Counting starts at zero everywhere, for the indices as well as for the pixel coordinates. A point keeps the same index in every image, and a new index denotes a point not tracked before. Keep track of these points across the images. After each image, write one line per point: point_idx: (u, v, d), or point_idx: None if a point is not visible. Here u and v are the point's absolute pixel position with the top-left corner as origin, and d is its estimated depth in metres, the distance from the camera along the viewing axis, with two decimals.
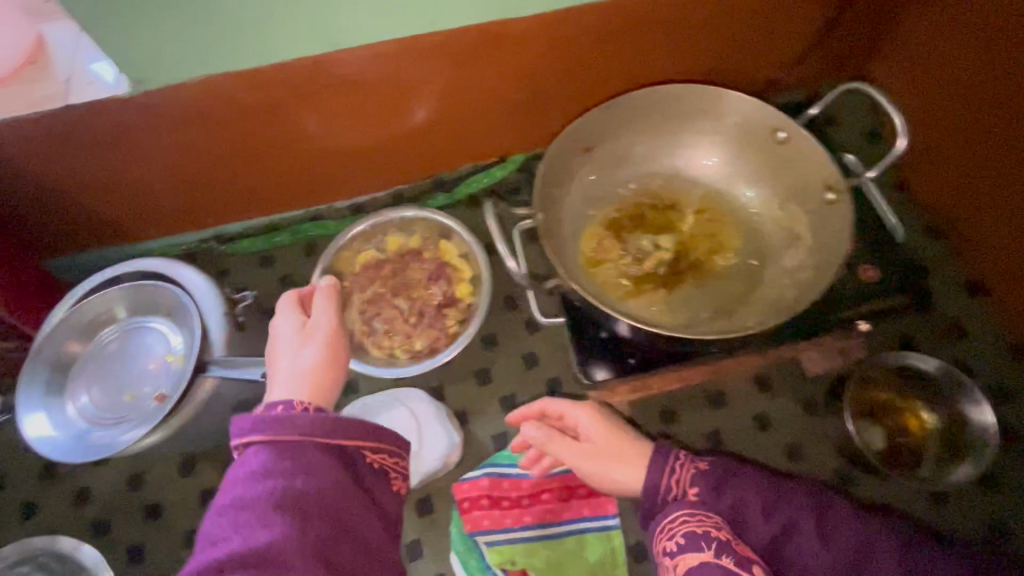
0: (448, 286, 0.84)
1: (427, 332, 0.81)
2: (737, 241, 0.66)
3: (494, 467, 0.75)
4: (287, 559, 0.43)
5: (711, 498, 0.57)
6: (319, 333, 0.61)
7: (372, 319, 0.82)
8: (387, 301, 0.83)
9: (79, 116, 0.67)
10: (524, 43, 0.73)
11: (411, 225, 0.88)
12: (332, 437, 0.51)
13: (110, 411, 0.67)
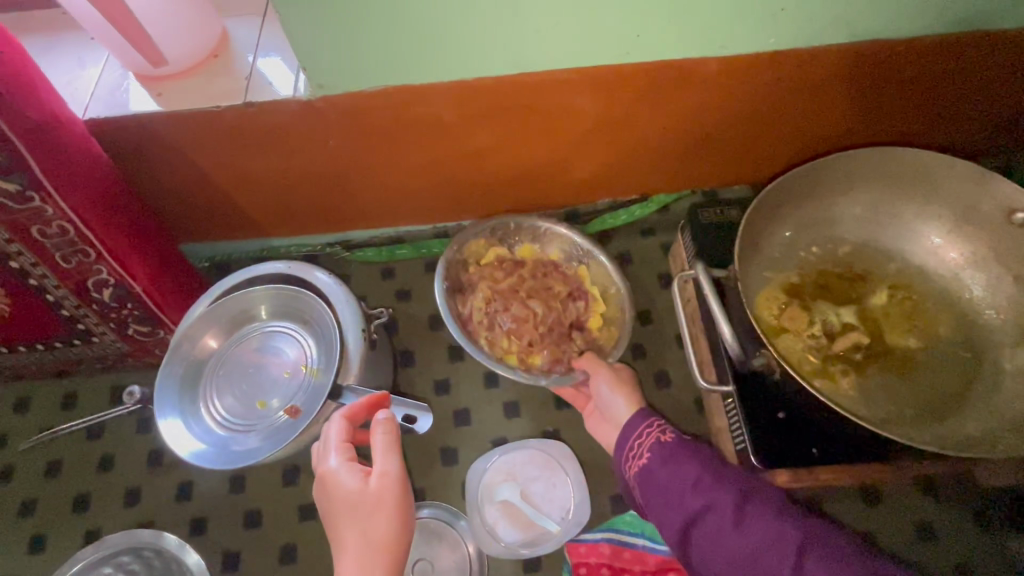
0: (585, 309, 0.76)
1: (551, 348, 0.72)
2: (949, 331, 0.57)
3: (615, 533, 0.70)
4: None
5: (658, 468, 0.57)
6: (378, 496, 0.49)
7: (496, 312, 0.74)
8: (515, 300, 0.75)
9: (252, 114, 0.66)
10: (715, 83, 0.68)
11: (547, 239, 0.82)
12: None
13: (242, 416, 0.66)
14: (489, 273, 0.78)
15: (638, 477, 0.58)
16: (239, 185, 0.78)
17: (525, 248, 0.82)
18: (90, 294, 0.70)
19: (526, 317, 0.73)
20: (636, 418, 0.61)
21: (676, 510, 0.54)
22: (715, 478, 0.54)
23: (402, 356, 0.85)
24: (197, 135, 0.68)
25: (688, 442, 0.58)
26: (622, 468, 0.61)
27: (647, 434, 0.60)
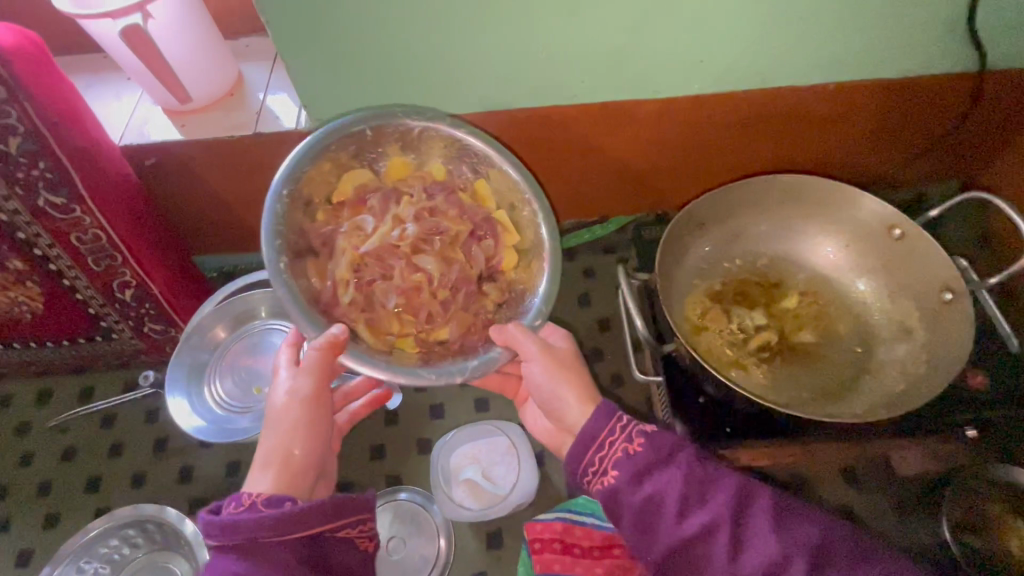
0: (495, 248, 0.67)
1: (458, 317, 0.64)
2: (846, 329, 0.67)
3: (568, 513, 0.77)
4: None
5: (629, 488, 0.54)
6: (290, 400, 0.61)
7: (370, 276, 0.63)
8: (395, 260, 0.63)
9: (261, 142, 0.78)
10: (653, 121, 0.80)
11: (426, 147, 0.69)
12: (290, 531, 0.52)
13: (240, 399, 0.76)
14: (352, 228, 0.65)
15: (607, 494, 0.56)
16: (246, 203, 0.89)
17: (396, 165, 0.69)
18: (114, 294, 0.81)
19: (411, 276, 0.63)
20: (599, 421, 0.58)
21: (667, 530, 0.52)
22: (699, 484, 0.53)
23: None
24: (213, 159, 0.80)
25: (659, 443, 0.56)
26: (577, 468, 0.59)
27: (603, 441, 0.57)
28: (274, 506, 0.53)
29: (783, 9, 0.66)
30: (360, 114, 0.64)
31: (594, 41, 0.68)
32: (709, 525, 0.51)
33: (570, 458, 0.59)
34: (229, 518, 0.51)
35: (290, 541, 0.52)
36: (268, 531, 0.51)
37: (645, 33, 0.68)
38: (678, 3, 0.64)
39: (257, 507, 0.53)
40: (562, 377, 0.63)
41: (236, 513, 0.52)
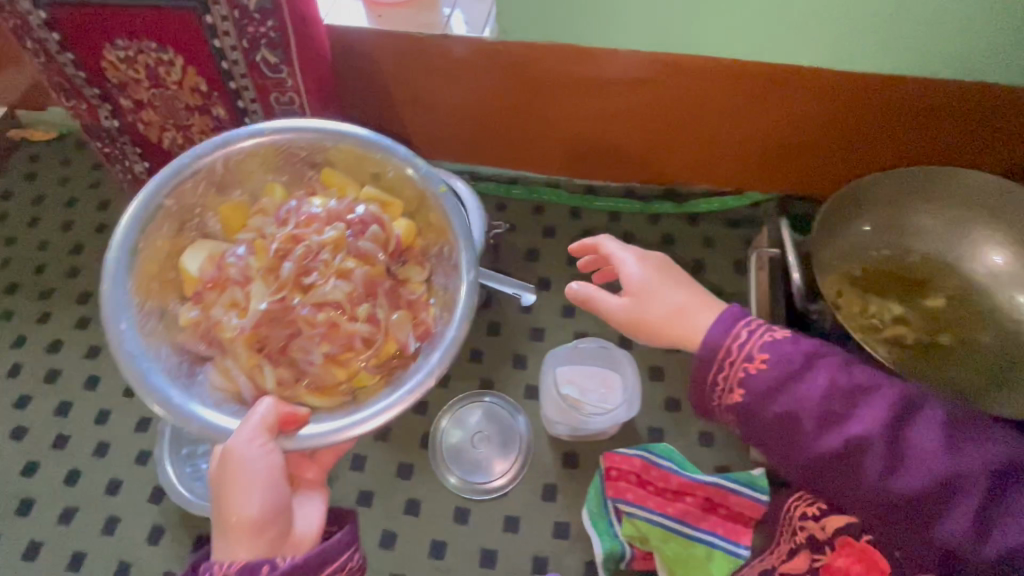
0: (386, 232, 0.72)
1: (398, 309, 0.70)
2: (1002, 346, 0.65)
3: (648, 453, 0.80)
4: None
5: (760, 391, 0.52)
6: (247, 463, 0.54)
7: (275, 347, 0.67)
8: (281, 326, 0.67)
9: (447, 42, 0.83)
10: (820, 96, 0.82)
11: (244, 175, 0.73)
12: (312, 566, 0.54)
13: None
14: (230, 307, 0.68)
15: (742, 405, 0.53)
16: (415, 106, 0.96)
17: (230, 208, 0.74)
18: None
19: (317, 323, 0.66)
20: (781, 349, 0.52)
21: (854, 475, 0.50)
22: (898, 420, 0.50)
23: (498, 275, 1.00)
24: (399, 54, 0.87)
25: (849, 380, 0.51)
26: (695, 367, 0.54)
27: (724, 347, 0.53)
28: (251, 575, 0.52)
29: None
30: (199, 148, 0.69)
31: None
32: (891, 457, 0.49)
33: (698, 374, 0.54)
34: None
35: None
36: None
37: None
38: None
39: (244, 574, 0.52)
40: (677, 291, 0.58)
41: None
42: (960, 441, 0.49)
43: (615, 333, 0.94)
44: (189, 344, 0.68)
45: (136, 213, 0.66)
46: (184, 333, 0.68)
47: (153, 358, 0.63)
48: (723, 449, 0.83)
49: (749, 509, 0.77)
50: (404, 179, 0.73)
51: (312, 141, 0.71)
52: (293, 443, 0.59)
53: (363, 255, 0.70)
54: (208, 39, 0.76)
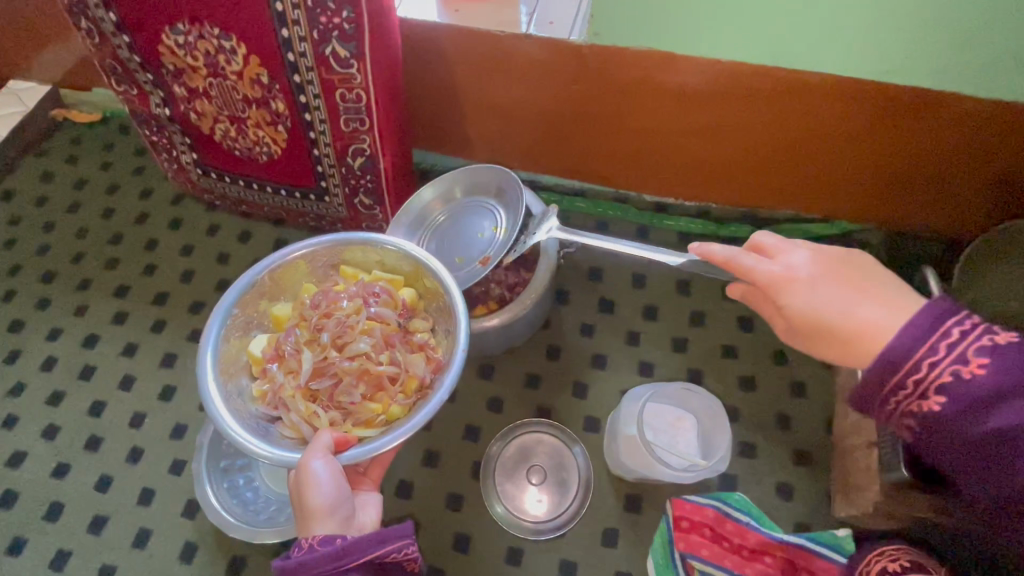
0: (391, 299, 0.74)
1: (430, 357, 0.71)
2: None
3: (722, 505, 0.73)
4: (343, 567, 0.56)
5: (969, 418, 0.45)
6: (315, 477, 0.57)
7: (326, 397, 0.69)
8: (329, 376, 0.69)
9: (529, 45, 0.77)
10: (941, 123, 0.72)
11: (285, 283, 0.76)
12: (354, 556, 0.56)
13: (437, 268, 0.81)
14: (288, 373, 0.69)
15: (927, 417, 0.46)
16: (481, 107, 0.89)
17: (278, 313, 0.74)
18: (346, 158, 0.83)
19: (352, 372, 0.68)
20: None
21: None
22: None
23: (557, 294, 0.94)
24: (473, 51, 0.80)
25: None
26: (880, 386, 0.47)
27: (928, 362, 0.45)
28: (328, 543, 0.56)
29: None
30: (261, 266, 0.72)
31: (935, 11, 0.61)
32: None
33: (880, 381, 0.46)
34: (292, 558, 0.55)
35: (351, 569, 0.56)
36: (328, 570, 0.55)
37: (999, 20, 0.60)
38: None
39: (315, 546, 0.56)
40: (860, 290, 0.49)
41: (297, 555, 0.55)
42: None
43: (683, 366, 0.87)
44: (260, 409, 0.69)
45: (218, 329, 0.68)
46: (254, 403, 0.69)
47: (239, 418, 0.64)
48: (803, 503, 0.76)
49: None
50: (398, 256, 0.75)
51: (335, 246, 0.75)
52: (353, 458, 0.60)
53: (381, 318, 0.72)
54: (277, 27, 0.70)
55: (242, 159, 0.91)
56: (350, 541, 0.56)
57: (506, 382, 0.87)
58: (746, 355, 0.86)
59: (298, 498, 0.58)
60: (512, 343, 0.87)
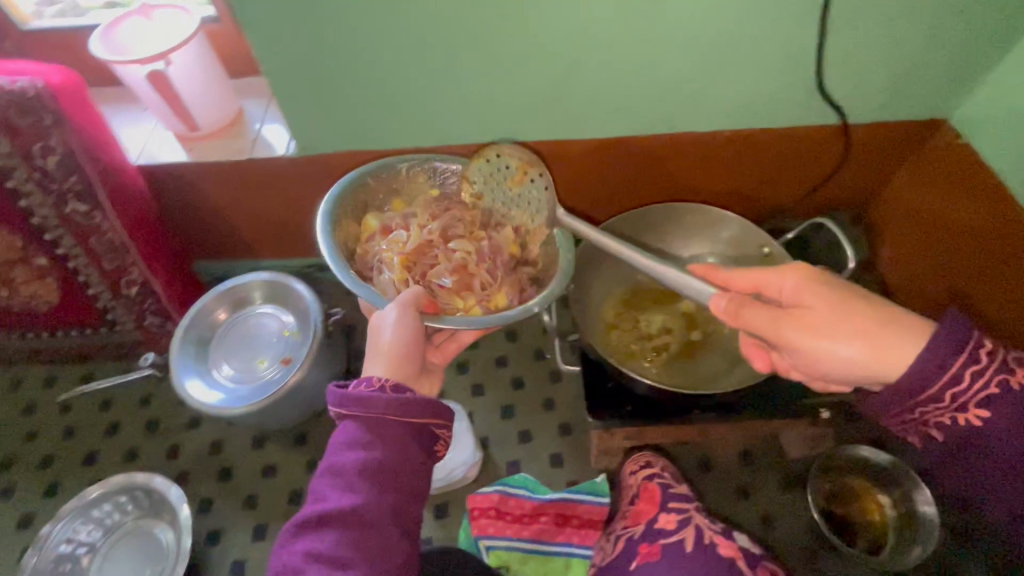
0: (506, 232, 0.81)
1: (510, 283, 0.79)
2: (705, 329, 0.84)
3: (504, 486, 0.89)
4: (376, 427, 0.62)
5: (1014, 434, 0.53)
6: (402, 320, 0.69)
7: (420, 272, 0.79)
8: (429, 256, 0.80)
9: (254, 164, 0.93)
10: (574, 162, 0.96)
11: (413, 184, 0.85)
12: (404, 413, 0.63)
13: (209, 365, 0.91)
14: (394, 243, 0.80)
15: (967, 423, 0.54)
16: (244, 218, 1.04)
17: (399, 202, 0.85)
18: (120, 290, 0.94)
19: (453, 259, 0.79)
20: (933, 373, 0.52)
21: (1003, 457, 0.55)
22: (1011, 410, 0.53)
23: (355, 353, 1.08)
24: (214, 178, 0.95)
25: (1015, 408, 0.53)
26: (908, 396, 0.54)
27: (969, 374, 0.52)
28: (397, 391, 0.65)
29: (676, 72, 0.81)
30: (365, 168, 0.80)
31: (519, 96, 0.85)
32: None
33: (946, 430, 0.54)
34: (360, 393, 0.63)
35: (403, 422, 0.63)
36: (392, 410, 0.63)
37: (561, 96, 0.85)
38: (590, 71, 0.80)
39: (384, 391, 0.64)
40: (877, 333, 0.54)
41: (368, 390, 0.64)
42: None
43: (468, 384, 1.04)
44: (359, 267, 0.79)
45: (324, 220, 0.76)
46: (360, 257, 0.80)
47: (335, 221, 0.77)
48: (571, 465, 0.94)
49: (596, 514, 0.87)
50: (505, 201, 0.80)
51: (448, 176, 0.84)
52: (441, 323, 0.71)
53: (495, 246, 0.81)
54: (13, 200, 0.81)
55: (24, 314, 0.97)
56: (409, 398, 0.64)
57: (321, 441, 0.99)
58: (515, 360, 1.05)
59: (378, 333, 0.69)
60: (317, 407, 0.99)
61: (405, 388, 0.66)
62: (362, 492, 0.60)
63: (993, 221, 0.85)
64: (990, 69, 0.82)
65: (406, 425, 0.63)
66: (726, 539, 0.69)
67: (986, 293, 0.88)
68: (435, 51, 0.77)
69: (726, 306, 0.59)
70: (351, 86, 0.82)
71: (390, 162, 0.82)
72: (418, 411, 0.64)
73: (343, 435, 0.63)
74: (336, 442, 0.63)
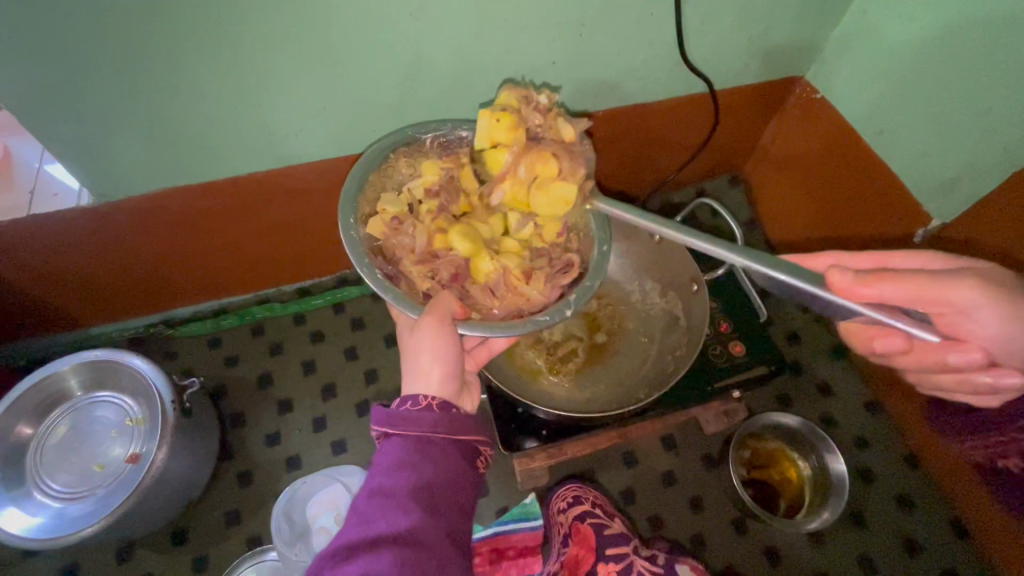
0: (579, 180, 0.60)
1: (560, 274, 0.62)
2: (607, 329, 0.79)
3: None
4: (425, 444, 0.53)
5: None
6: (441, 330, 0.55)
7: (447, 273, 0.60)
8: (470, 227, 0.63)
9: (42, 222, 0.74)
10: None
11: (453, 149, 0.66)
12: (455, 431, 0.55)
13: (28, 486, 0.72)
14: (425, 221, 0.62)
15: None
16: (51, 284, 0.84)
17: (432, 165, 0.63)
18: None
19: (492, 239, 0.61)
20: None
21: None
22: None
23: (232, 418, 0.93)
24: None
25: None
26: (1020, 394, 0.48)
27: None
28: (446, 409, 0.55)
29: (532, 56, 0.73)
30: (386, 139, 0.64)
31: (365, 100, 0.73)
32: None
33: None
34: (405, 411, 0.54)
35: (452, 441, 0.55)
36: (443, 426, 0.54)
37: (413, 96, 0.75)
38: (440, 63, 0.71)
39: (431, 408, 0.55)
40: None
41: (415, 407, 0.54)
42: None
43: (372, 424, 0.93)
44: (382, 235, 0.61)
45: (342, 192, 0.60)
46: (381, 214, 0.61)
47: (349, 206, 0.60)
48: (498, 492, 0.88)
49: (531, 539, 0.82)
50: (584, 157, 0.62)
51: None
52: (468, 329, 0.56)
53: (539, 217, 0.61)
54: None
55: None
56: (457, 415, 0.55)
57: (203, 534, 0.84)
58: None
59: (413, 348, 0.57)
60: (192, 495, 0.83)
61: (454, 406, 0.56)
62: (414, 513, 0.49)
63: (853, 173, 0.88)
64: (833, 26, 0.83)
65: (455, 445, 0.55)
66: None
67: (855, 242, 0.92)
68: (248, 60, 0.63)
69: (853, 277, 0.46)
70: (143, 111, 0.66)
71: (405, 133, 0.65)
72: (468, 428, 0.56)
73: (387, 456, 0.52)
74: (378, 465, 0.52)
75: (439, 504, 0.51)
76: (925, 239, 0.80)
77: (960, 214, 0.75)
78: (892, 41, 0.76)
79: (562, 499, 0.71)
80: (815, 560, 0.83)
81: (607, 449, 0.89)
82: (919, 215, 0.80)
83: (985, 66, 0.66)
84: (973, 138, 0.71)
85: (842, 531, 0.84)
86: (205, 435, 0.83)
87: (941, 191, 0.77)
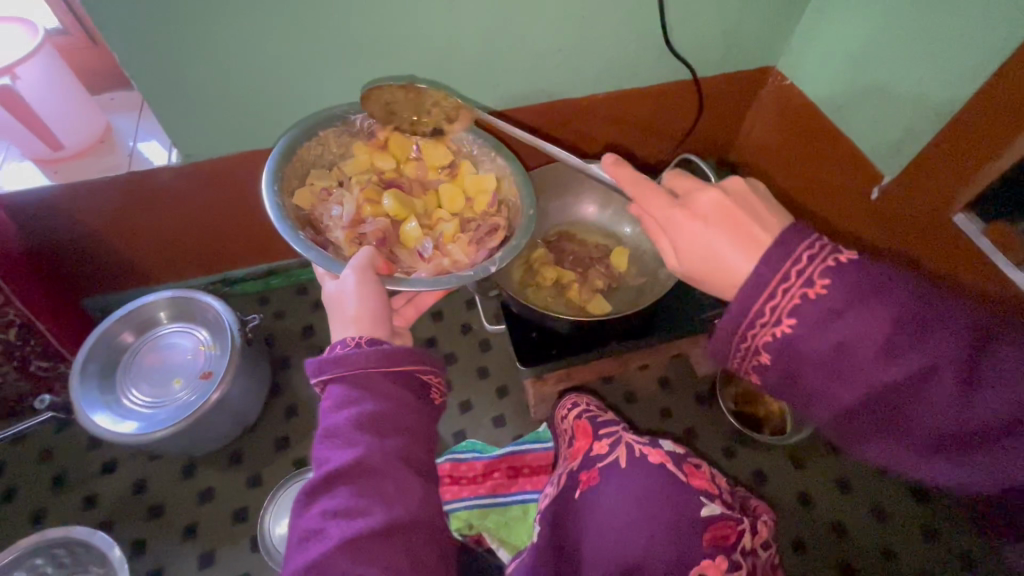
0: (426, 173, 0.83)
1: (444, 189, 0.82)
2: (602, 269, 0.92)
3: (454, 455, 0.93)
4: (360, 384, 0.60)
5: (815, 331, 0.44)
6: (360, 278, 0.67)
7: (374, 238, 0.77)
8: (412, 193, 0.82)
9: (136, 179, 0.88)
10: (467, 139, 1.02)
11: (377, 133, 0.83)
12: (388, 364, 0.61)
13: (116, 395, 0.85)
14: (347, 202, 0.78)
15: (781, 346, 0.46)
16: (132, 239, 0.98)
17: (360, 149, 0.82)
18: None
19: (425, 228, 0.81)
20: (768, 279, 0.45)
21: (848, 375, 0.44)
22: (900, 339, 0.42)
23: (280, 361, 1.06)
24: (88, 201, 0.88)
25: (846, 293, 0.43)
26: (738, 325, 0.47)
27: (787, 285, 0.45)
28: (373, 344, 0.63)
29: (544, 42, 0.89)
30: (311, 121, 0.78)
31: (406, 78, 0.89)
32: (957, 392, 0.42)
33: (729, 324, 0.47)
34: (339, 354, 0.61)
35: (388, 375, 0.61)
36: (375, 361, 0.61)
37: (446, 76, 0.90)
38: (468, 46, 0.86)
39: (361, 346, 0.62)
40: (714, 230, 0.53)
41: (347, 348, 0.62)
42: (889, 319, 0.42)
43: None
44: (320, 211, 0.77)
45: (274, 166, 0.74)
46: (313, 188, 0.78)
47: (281, 178, 0.75)
48: (513, 422, 0.99)
49: (543, 459, 0.93)
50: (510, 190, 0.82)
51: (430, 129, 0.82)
52: (399, 286, 0.70)
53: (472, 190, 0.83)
54: None
55: None
56: (391, 349, 0.62)
57: (256, 456, 0.96)
58: (445, 336, 1.08)
59: (342, 299, 0.67)
60: (247, 421, 0.95)
61: (382, 342, 0.64)
62: (361, 443, 0.56)
63: (820, 144, 1.02)
64: (795, 22, 0.99)
65: (393, 379, 0.61)
66: (653, 447, 0.63)
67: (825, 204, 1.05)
68: (316, 40, 0.79)
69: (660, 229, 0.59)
70: (229, 82, 0.81)
71: (335, 113, 0.80)
72: (403, 359, 0.62)
73: (332, 398, 0.60)
74: (326, 408, 0.60)
75: (385, 433, 0.58)
76: (879, 196, 0.93)
77: (903, 168, 0.88)
78: (846, 27, 0.91)
79: (569, 400, 0.77)
80: (797, 481, 0.93)
81: (610, 387, 1.01)
82: (874, 174, 0.94)
83: (918, 40, 0.80)
84: (913, 102, 0.84)
85: (820, 454, 0.95)
86: (261, 368, 0.96)
87: (890, 152, 0.91)
